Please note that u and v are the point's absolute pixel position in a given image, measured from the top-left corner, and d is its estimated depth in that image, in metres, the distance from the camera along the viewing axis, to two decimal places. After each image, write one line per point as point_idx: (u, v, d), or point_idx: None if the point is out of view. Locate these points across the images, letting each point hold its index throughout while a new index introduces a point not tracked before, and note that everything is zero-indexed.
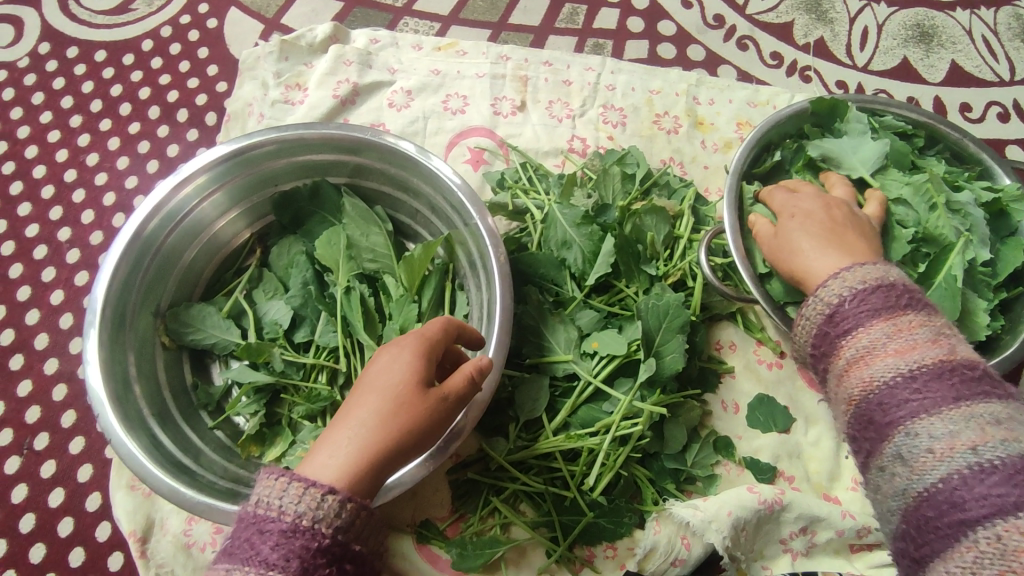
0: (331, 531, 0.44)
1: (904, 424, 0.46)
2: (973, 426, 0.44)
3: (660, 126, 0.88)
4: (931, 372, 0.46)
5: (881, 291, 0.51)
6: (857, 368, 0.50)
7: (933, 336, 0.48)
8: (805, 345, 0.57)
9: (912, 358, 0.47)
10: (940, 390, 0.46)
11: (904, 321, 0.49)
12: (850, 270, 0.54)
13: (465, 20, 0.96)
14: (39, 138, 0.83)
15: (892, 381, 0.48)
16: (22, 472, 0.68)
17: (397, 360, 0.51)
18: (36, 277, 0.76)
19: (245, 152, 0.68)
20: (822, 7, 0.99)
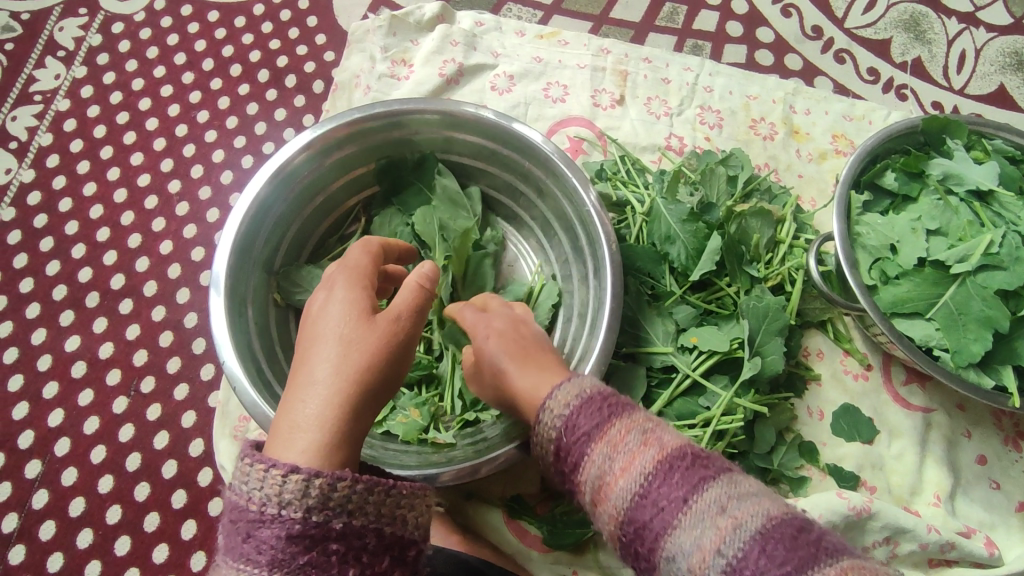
0: (301, 516, 0.42)
1: (675, 535, 0.43)
2: (706, 523, 0.43)
3: (756, 131, 0.88)
4: (659, 473, 0.45)
5: (583, 407, 0.50)
6: (602, 492, 0.47)
7: (649, 436, 0.47)
8: (554, 478, 0.54)
9: (635, 462, 0.46)
10: (664, 494, 0.44)
11: (625, 433, 0.48)
12: (555, 395, 0.52)
13: (566, 11, 0.97)
14: (152, 92, 0.86)
15: (632, 501, 0.45)
16: (128, 412, 0.70)
17: (333, 303, 0.50)
18: (147, 226, 0.79)
19: (367, 120, 0.69)
20: (921, 26, 0.99)
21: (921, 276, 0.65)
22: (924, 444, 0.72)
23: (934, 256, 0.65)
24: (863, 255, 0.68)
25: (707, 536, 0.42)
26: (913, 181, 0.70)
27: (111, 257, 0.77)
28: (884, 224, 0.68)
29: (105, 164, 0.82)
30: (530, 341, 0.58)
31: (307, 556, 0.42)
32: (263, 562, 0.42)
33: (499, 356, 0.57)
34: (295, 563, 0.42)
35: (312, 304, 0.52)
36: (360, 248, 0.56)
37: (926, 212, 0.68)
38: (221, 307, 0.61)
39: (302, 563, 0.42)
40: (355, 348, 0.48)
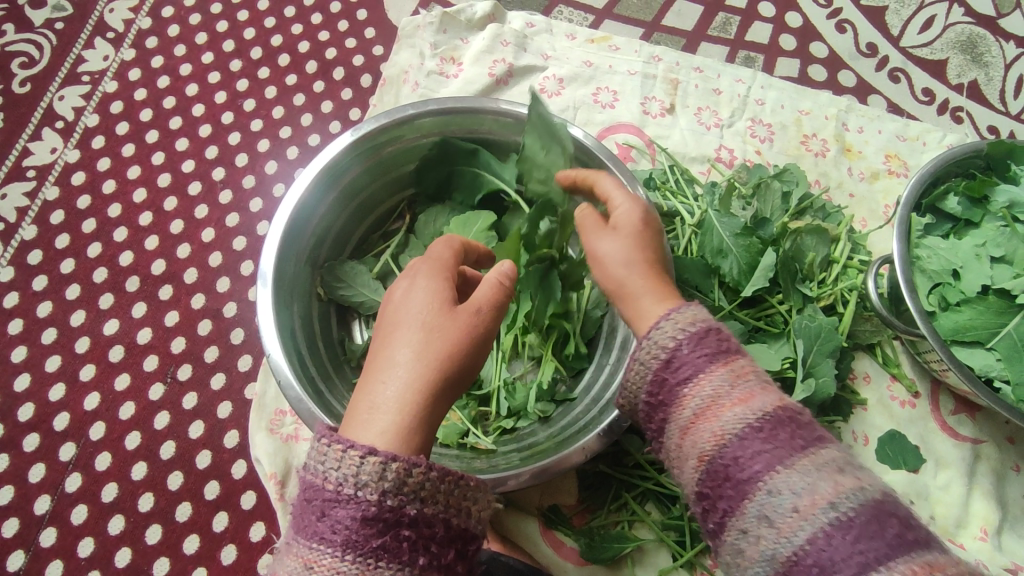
0: (376, 498, 0.42)
1: (689, 396, 0.49)
2: (721, 390, 0.48)
3: (808, 147, 0.86)
4: (692, 343, 0.50)
5: (714, 335, 0.50)
6: (632, 364, 0.53)
7: (695, 312, 0.51)
8: (645, 394, 0.52)
9: (670, 337, 0.50)
10: (694, 362, 0.49)
11: (682, 313, 0.51)
12: (672, 313, 0.51)
13: (618, 16, 0.96)
14: (200, 77, 0.86)
15: (662, 370, 0.50)
16: (164, 399, 0.70)
17: (416, 290, 0.49)
18: (190, 213, 0.78)
19: (420, 115, 0.68)
20: (979, 49, 0.97)
21: (985, 303, 0.63)
22: (972, 476, 0.70)
23: (999, 284, 0.64)
24: (922, 279, 0.66)
25: (714, 398, 0.48)
26: (975, 206, 0.68)
27: (152, 241, 0.77)
28: (947, 248, 0.66)
29: (150, 148, 0.82)
30: (654, 259, 0.55)
31: (378, 540, 0.42)
32: (337, 542, 0.42)
33: (616, 244, 0.55)
34: (366, 547, 0.42)
35: (392, 288, 0.50)
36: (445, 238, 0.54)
37: (992, 239, 0.66)
38: (268, 300, 0.61)
39: (374, 547, 0.42)
40: (441, 336, 0.46)
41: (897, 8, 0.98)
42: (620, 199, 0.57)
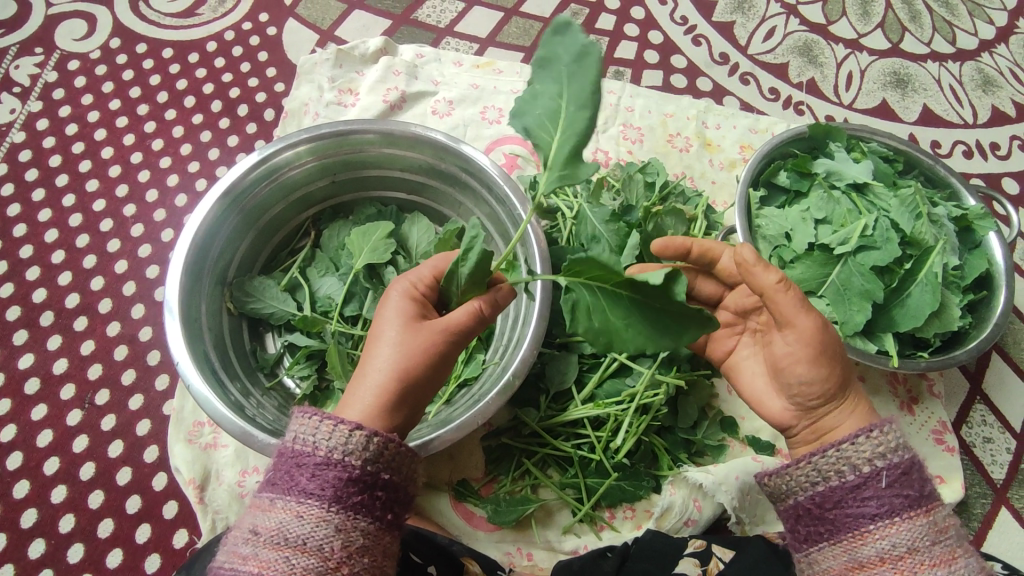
0: (360, 463, 0.49)
1: (873, 534, 0.50)
2: (920, 541, 0.49)
3: (673, 145, 0.98)
4: (891, 476, 0.51)
5: (911, 477, 0.51)
6: (799, 466, 0.53)
7: (895, 443, 0.52)
8: (806, 507, 0.53)
9: (866, 460, 0.51)
10: (887, 499, 0.50)
11: (883, 436, 0.52)
12: (876, 434, 0.52)
13: (500, 43, 1.06)
14: (108, 122, 0.91)
15: (843, 489, 0.51)
16: (83, 424, 0.73)
17: (389, 308, 0.57)
18: (102, 247, 0.83)
19: (314, 139, 0.74)
20: (814, 52, 1.12)
21: (812, 258, 0.74)
22: None
23: (822, 241, 0.75)
24: (764, 244, 0.77)
25: (911, 547, 0.49)
26: (803, 179, 0.79)
27: (66, 277, 0.81)
28: (780, 215, 0.77)
29: (60, 191, 0.86)
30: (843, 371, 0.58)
31: (358, 497, 0.49)
32: (324, 498, 0.48)
33: (806, 367, 0.57)
34: (348, 502, 0.48)
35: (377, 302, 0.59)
36: (434, 259, 0.61)
37: (815, 205, 0.78)
38: (176, 315, 0.65)
39: (355, 502, 0.49)
40: (408, 339, 0.55)
41: (744, 22, 1.13)
42: (810, 324, 0.56)
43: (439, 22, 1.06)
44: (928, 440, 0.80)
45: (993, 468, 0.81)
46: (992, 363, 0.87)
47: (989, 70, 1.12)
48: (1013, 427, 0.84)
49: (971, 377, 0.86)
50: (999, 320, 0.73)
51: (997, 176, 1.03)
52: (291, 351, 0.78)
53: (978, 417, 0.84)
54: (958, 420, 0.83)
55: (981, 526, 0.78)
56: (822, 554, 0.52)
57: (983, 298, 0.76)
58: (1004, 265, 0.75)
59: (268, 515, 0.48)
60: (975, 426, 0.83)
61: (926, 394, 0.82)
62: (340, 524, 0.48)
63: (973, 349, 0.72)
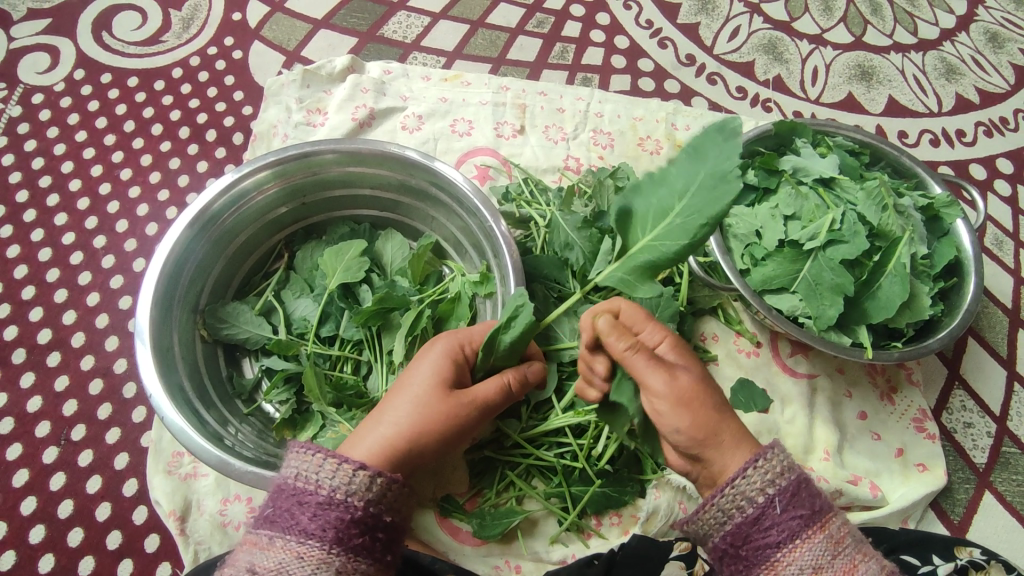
0: (363, 504, 0.50)
1: (782, 561, 0.50)
2: (822, 558, 0.49)
3: (644, 148, 0.98)
4: (785, 501, 0.51)
5: (800, 498, 0.51)
6: (704, 510, 0.53)
7: (783, 466, 0.52)
8: (717, 542, 0.53)
9: (758, 491, 0.51)
10: (786, 524, 0.50)
11: (767, 462, 0.52)
12: (759, 463, 0.52)
13: (468, 55, 1.07)
14: (74, 154, 0.91)
15: (747, 524, 0.51)
16: (59, 461, 0.73)
17: (423, 364, 0.58)
18: (73, 281, 0.83)
19: (281, 162, 0.74)
20: (779, 49, 1.13)
21: (781, 255, 0.74)
22: (811, 406, 0.80)
23: (791, 238, 0.75)
24: (736, 243, 0.78)
25: (817, 567, 0.49)
26: (771, 175, 0.80)
27: (37, 313, 0.81)
28: (748, 213, 0.78)
29: (29, 226, 0.86)
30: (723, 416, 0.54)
31: (359, 540, 0.49)
32: (326, 540, 0.48)
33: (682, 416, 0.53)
34: (349, 544, 0.49)
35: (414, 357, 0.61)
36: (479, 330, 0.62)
37: (784, 201, 0.78)
38: (146, 346, 0.65)
39: (355, 544, 0.49)
40: (428, 398, 0.56)
41: (708, 23, 1.14)
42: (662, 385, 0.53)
43: (405, 37, 1.06)
44: (909, 428, 0.80)
45: (974, 453, 0.82)
46: (968, 349, 0.88)
47: (952, 59, 1.14)
48: (992, 411, 0.85)
49: (949, 363, 0.86)
50: (970, 306, 0.74)
51: (965, 163, 1.04)
52: (268, 375, 0.77)
53: (958, 403, 0.84)
54: (938, 407, 0.84)
55: (966, 512, 0.79)
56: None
57: (954, 284, 0.77)
58: (972, 252, 0.76)
59: (268, 555, 0.47)
60: (955, 412, 0.84)
61: (905, 383, 0.83)
62: (341, 566, 0.48)
63: (945, 335, 0.72)
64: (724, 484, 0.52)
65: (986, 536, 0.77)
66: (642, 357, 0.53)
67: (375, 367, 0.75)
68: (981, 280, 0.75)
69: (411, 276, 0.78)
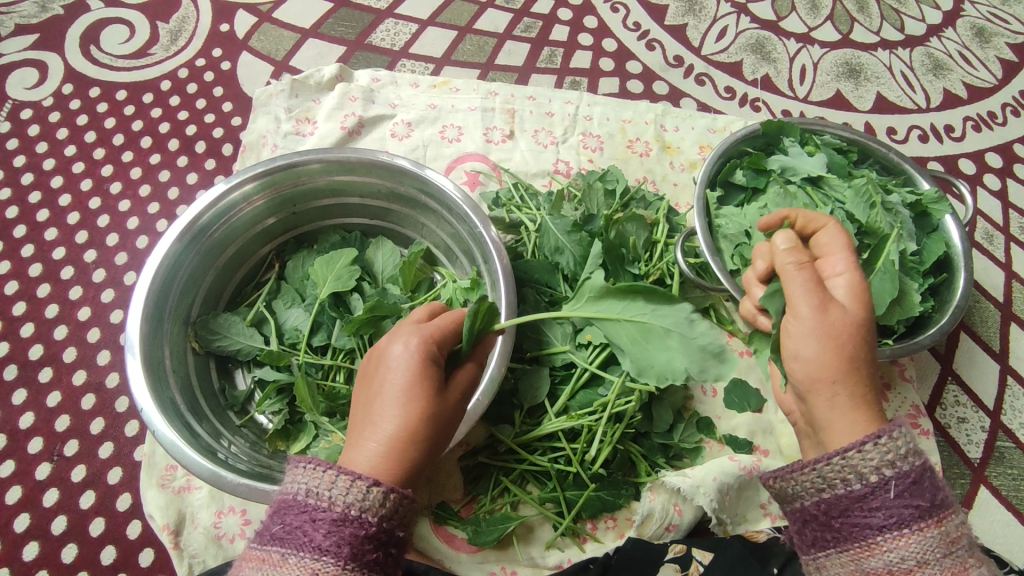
0: (377, 520, 0.47)
1: (881, 543, 0.47)
2: (931, 553, 0.46)
3: (633, 150, 0.98)
4: (900, 486, 0.47)
5: (915, 487, 0.47)
6: (804, 471, 0.51)
7: (908, 450, 0.48)
8: (813, 508, 0.51)
9: (874, 469, 0.48)
10: (895, 509, 0.47)
11: (892, 442, 0.48)
12: (879, 440, 0.48)
13: (456, 62, 1.07)
14: (64, 169, 0.91)
15: (849, 498, 0.48)
16: (52, 477, 0.73)
17: (403, 361, 0.52)
18: (64, 295, 0.83)
19: (268, 173, 0.74)
20: (766, 48, 1.13)
21: None
22: None
23: None
24: (725, 243, 0.78)
25: (921, 561, 0.46)
26: (759, 175, 0.80)
27: (28, 328, 0.81)
28: (737, 214, 0.78)
29: (19, 242, 0.86)
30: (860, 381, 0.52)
31: (373, 555, 0.47)
32: (341, 556, 0.46)
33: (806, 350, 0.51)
34: (363, 560, 0.46)
35: (385, 352, 0.53)
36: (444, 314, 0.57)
37: (772, 201, 0.78)
38: (137, 360, 0.64)
39: (370, 560, 0.47)
40: (422, 402, 0.51)
41: (695, 24, 1.15)
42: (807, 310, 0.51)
43: (393, 44, 1.07)
44: (903, 425, 0.80)
45: (969, 448, 0.82)
46: (960, 344, 0.88)
47: (939, 54, 1.14)
48: (985, 405, 0.85)
49: (942, 359, 0.87)
50: (960, 301, 0.74)
51: (954, 158, 1.04)
52: (261, 386, 0.77)
53: (952, 398, 0.84)
54: (932, 402, 0.84)
55: (962, 507, 0.79)
56: (826, 558, 0.50)
57: (944, 280, 0.77)
58: (962, 247, 0.76)
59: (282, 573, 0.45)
60: (949, 407, 0.84)
61: (898, 379, 0.83)
62: None
63: (936, 332, 0.72)
64: (835, 451, 0.49)
65: (982, 531, 0.77)
66: (805, 276, 0.52)
67: None
68: (971, 275, 0.75)
69: (402, 283, 0.78)
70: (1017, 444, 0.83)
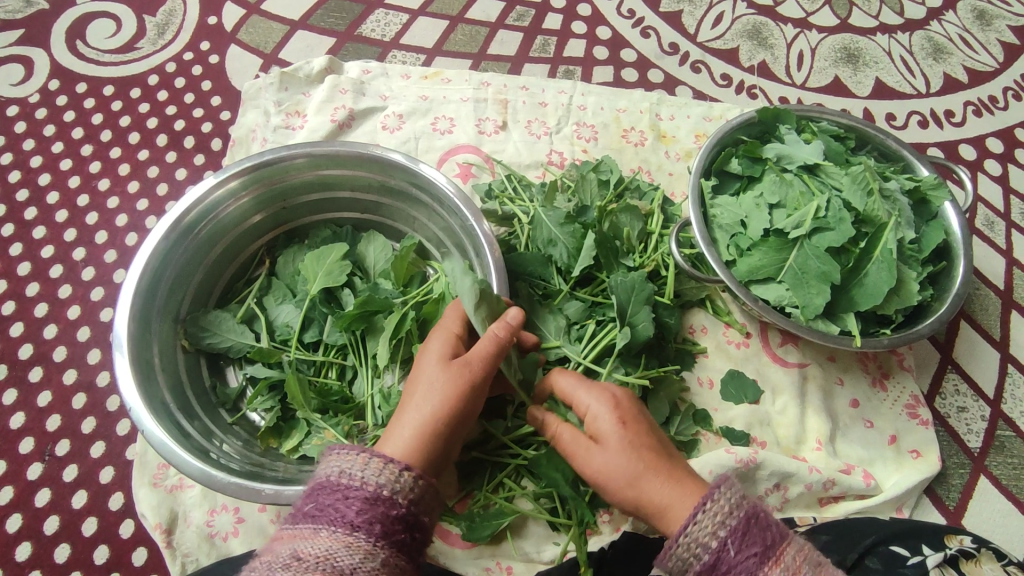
0: (406, 502, 0.49)
1: None
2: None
3: (628, 140, 0.96)
4: (735, 541, 0.50)
5: (750, 534, 0.50)
6: (666, 557, 0.52)
7: (730, 505, 0.51)
8: None
9: (711, 534, 0.51)
10: (743, 562, 0.49)
11: (717, 503, 0.51)
12: (705, 509, 0.51)
13: (447, 52, 1.06)
14: (51, 166, 0.91)
15: (708, 569, 0.50)
16: (44, 477, 0.73)
17: (428, 351, 0.60)
18: (53, 294, 0.82)
19: (256, 168, 0.73)
20: (763, 34, 1.11)
21: (767, 244, 0.73)
22: (803, 396, 0.79)
23: (777, 227, 0.74)
24: (721, 234, 0.77)
25: None
26: (755, 164, 0.79)
27: (18, 328, 0.80)
28: (733, 203, 0.77)
29: (8, 240, 0.85)
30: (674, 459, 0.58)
31: (401, 536, 0.47)
32: (373, 532, 0.46)
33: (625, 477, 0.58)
34: (391, 539, 0.47)
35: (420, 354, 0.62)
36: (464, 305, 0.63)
37: (769, 189, 0.77)
38: (124, 359, 0.64)
39: (398, 539, 0.47)
40: (439, 377, 0.56)
41: (691, 10, 1.13)
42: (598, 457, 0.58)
43: (383, 35, 1.05)
44: (902, 415, 0.79)
45: (969, 437, 0.81)
46: (961, 332, 0.87)
47: (939, 38, 1.12)
48: (985, 394, 0.84)
49: (942, 348, 0.86)
50: (959, 290, 0.73)
51: (954, 143, 1.02)
52: (253, 383, 0.77)
53: (951, 386, 0.84)
54: (931, 392, 0.83)
55: (962, 497, 0.78)
56: None
57: (943, 268, 0.76)
58: (962, 235, 0.75)
59: (313, 543, 0.45)
60: (948, 396, 0.83)
61: (896, 369, 0.82)
62: (387, 560, 0.46)
63: (935, 320, 0.71)
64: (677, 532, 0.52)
65: (981, 521, 0.77)
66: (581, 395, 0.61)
67: (360, 372, 0.75)
68: (970, 263, 0.74)
69: (393, 277, 0.77)
70: (1017, 433, 0.82)
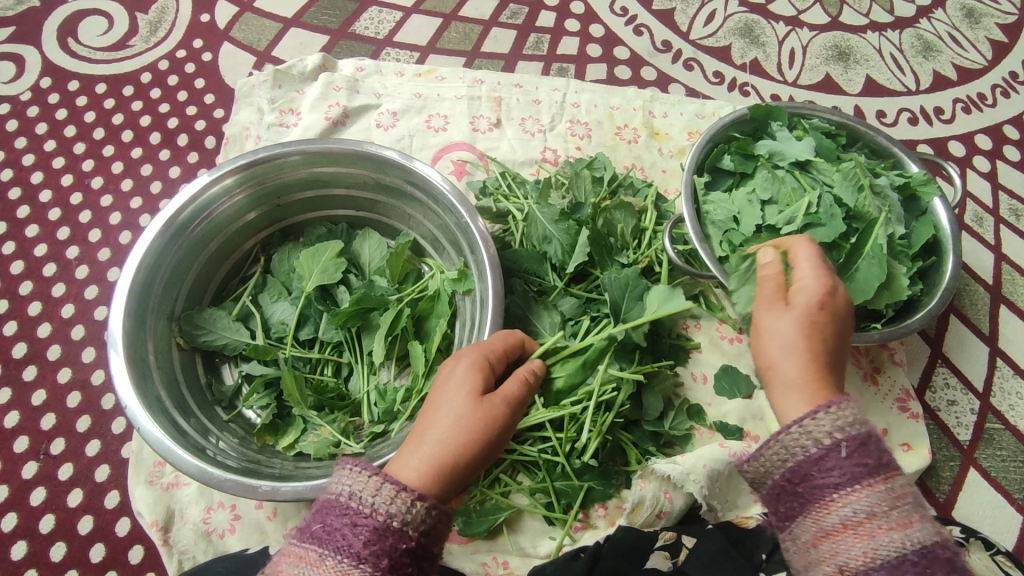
0: (416, 534, 0.46)
1: (835, 504, 0.47)
2: (880, 507, 0.47)
3: (621, 137, 0.97)
4: (851, 447, 0.48)
5: (868, 444, 0.48)
6: (769, 445, 0.51)
7: (856, 415, 0.50)
8: (768, 474, 0.51)
9: (827, 434, 0.49)
10: (848, 468, 0.48)
11: (841, 410, 0.50)
12: (837, 406, 0.50)
13: (441, 50, 1.06)
14: (44, 165, 0.90)
15: (808, 463, 0.49)
16: (39, 476, 0.73)
17: (456, 376, 0.56)
18: (46, 293, 0.82)
19: (250, 166, 0.74)
20: (755, 32, 1.12)
21: (759, 241, 0.74)
22: None
23: (769, 223, 0.75)
24: (714, 230, 0.77)
25: (870, 514, 0.47)
26: (748, 161, 0.80)
27: (11, 327, 0.80)
28: (726, 199, 0.78)
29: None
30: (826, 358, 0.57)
31: (408, 569, 0.46)
32: (379, 566, 0.44)
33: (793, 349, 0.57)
34: (398, 572, 0.45)
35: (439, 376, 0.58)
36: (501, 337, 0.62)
37: (760, 185, 0.78)
38: (119, 357, 0.64)
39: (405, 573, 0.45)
40: (472, 412, 0.54)
41: (684, 8, 1.13)
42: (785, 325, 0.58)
43: (377, 33, 1.05)
44: (893, 408, 0.80)
45: (958, 430, 0.82)
46: (950, 327, 0.88)
47: (929, 36, 1.13)
48: (975, 387, 0.85)
49: (931, 342, 0.87)
50: (949, 285, 0.73)
51: (944, 140, 1.04)
52: (248, 381, 0.77)
53: (941, 380, 0.85)
54: (921, 386, 0.84)
55: (952, 488, 0.79)
56: (793, 532, 0.50)
57: (933, 263, 0.76)
58: (951, 230, 0.76)
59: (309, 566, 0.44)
60: (938, 390, 0.84)
61: (887, 363, 0.83)
62: None
63: (924, 316, 0.72)
64: (792, 422, 0.51)
65: (970, 512, 0.78)
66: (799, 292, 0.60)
67: (355, 369, 0.75)
68: (960, 257, 0.75)
69: (388, 275, 0.78)
70: (1006, 425, 0.83)
